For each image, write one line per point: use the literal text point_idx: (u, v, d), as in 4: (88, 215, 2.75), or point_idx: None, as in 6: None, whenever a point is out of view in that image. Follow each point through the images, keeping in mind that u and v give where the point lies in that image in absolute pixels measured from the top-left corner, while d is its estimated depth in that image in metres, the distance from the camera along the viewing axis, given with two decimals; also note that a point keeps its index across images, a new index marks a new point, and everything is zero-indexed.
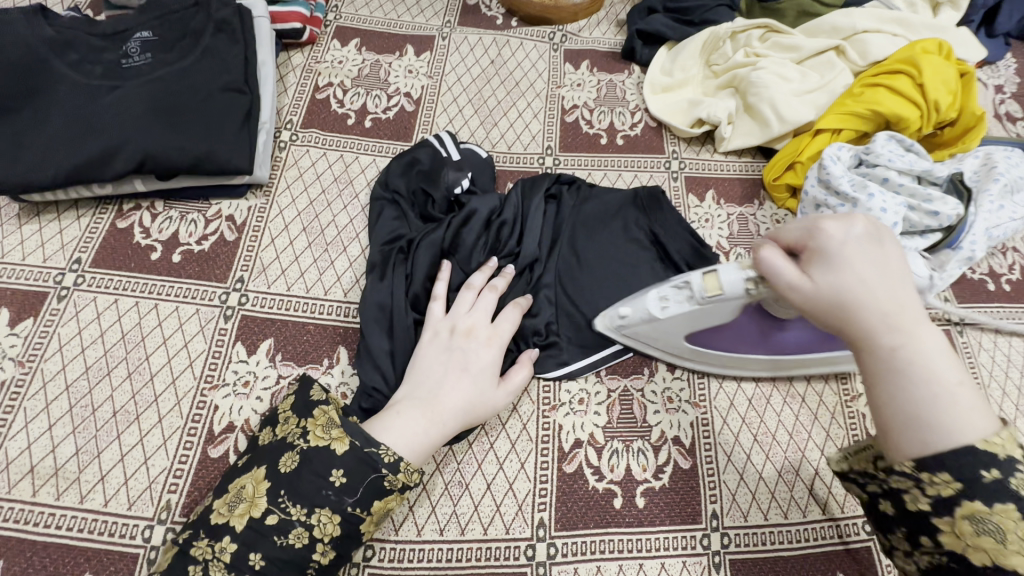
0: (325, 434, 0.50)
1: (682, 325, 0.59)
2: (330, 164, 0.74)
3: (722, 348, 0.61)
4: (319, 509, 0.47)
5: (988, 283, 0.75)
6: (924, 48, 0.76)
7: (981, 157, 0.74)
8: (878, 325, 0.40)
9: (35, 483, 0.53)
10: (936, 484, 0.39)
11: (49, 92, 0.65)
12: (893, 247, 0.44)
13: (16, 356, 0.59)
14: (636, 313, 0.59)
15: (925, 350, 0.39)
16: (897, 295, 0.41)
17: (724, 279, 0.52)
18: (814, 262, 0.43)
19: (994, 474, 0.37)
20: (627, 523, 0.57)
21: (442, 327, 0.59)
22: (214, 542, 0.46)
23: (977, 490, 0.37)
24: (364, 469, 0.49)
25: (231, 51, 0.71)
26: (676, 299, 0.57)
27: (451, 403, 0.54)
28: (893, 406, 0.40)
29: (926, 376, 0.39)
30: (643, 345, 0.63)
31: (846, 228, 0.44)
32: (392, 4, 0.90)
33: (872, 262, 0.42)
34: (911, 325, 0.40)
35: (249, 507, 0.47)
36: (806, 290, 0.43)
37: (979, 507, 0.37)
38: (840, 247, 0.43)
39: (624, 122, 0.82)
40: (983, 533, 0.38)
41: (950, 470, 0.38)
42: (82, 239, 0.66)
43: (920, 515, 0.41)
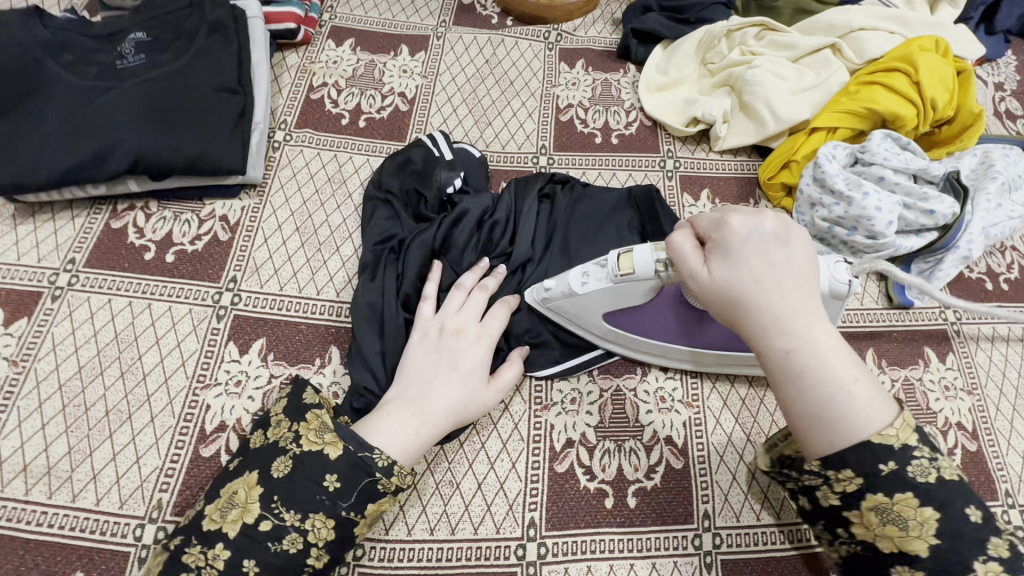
0: (319, 439, 0.49)
1: (602, 304, 0.58)
2: (323, 164, 0.74)
3: (644, 333, 0.61)
4: (313, 514, 0.47)
5: (985, 282, 0.74)
6: (921, 45, 0.76)
7: (980, 156, 0.73)
8: (772, 327, 0.41)
9: (28, 482, 0.54)
10: (841, 480, 0.41)
11: (44, 93, 0.66)
12: (799, 245, 0.44)
13: (9, 355, 0.59)
14: (559, 287, 0.59)
15: (819, 352, 0.40)
16: (791, 297, 0.42)
17: (638, 258, 0.53)
18: (716, 261, 0.44)
19: (891, 466, 0.40)
20: (618, 523, 0.57)
21: (431, 327, 0.59)
22: (207, 549, 0.46)
23: (878, 483, 0.40)
24: (359, 473, 0.49)
25: (224, 52, 0.71)
26: (596, 276, 0.57)
27: (440, 404, 0.54)
28: (793, 404, 0.41)
29: (820, 377, 0.40)
30: (567, 322, 0.63)
31: (751, 227, 0.44)
32: (387, 4, 0.90)
33: (771, 261, 0.43)
34: (806, 326, 0.41)
35: (241, 513, 0.47)
36: (707, 289, 0.44)
37: (882, 499, 0.40)
38: (740, 246, 0.44)
39: (619, 121, 0.82)
40: (887, 523, 0.40)
41: (851, 466, 0.40)
42: (77, 239, 0.66)
43: (833, 510, 0.43)
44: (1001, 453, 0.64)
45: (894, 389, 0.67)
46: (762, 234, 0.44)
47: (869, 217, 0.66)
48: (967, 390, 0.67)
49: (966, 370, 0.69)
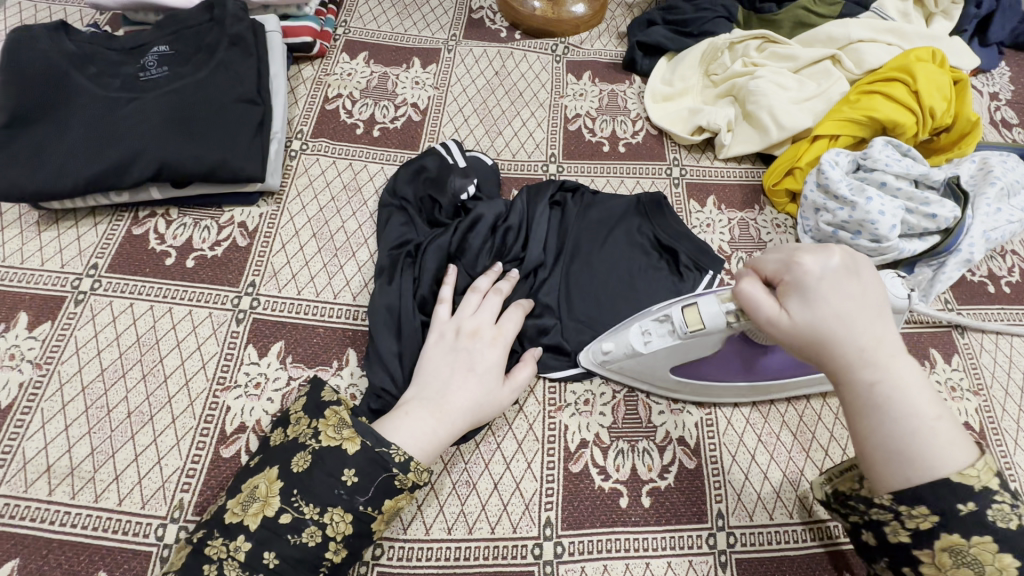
0: (337, 435, 0.50)
1: (667, 358, 0.58)
2: (339, 172, 0.76)
3: (705, 379, 0.61)
4: (331, 508, 0.48)
5: (987, 285, 0.76)
6: (918, 56, 0.78)
7: (978, 162, 0.76)
8: (856, 361, 0.42)
9: (51, 483, 0.54)
10: (914, 517, 0.41)
11: (70, 103, 0.67)
12: (868, 276, 0.45)
13: (33, 358, 0.60)
14: (617, 351, 0.60)
15: (902, 385, 0.41)
16: (874, 329, 0.42)
17: (706, 314, 0.52)
18: (792, 298, 0.44)
19: (971, 507, 0.40)
20: (633, 522, 0.58)
21: (448, 328, 0.60)
22: (228, 541, 0.47)
23: (954, 523, 0.40)
24: (376, 467, 0.50)
25: (244, 64, 0.73)
26: (658, 333, 0.57)
27: (458, 402, 0.55)
28: (874, 438, 0.42)
29: (902, 410, 0.41)
30: (626, 378, 0.63)
31: (824, 261, 0.45)
32: (400, 19, 0.93)
33: (849, 294, 0.43)
34: (887, 359, 0.42)
35: (262, 507, 0.48)
36: (786, 324, 0.44)
37: (959, 540, 0.40)
38: (818, 282, 0.44)
39: (626, 131, 0.84)
40: (962, 565, 0.40)
41: (928, 503, 0.41)
42: (99, 245, 0.68)
43: (901, 546, 0.43)
44: (1008, 452, 0.65)
45: None
46: (836, 268, 0.44)
47: (872, 221, 0.67)
48: (973, 391, 0.68)
49: (972, 371, 0.70)
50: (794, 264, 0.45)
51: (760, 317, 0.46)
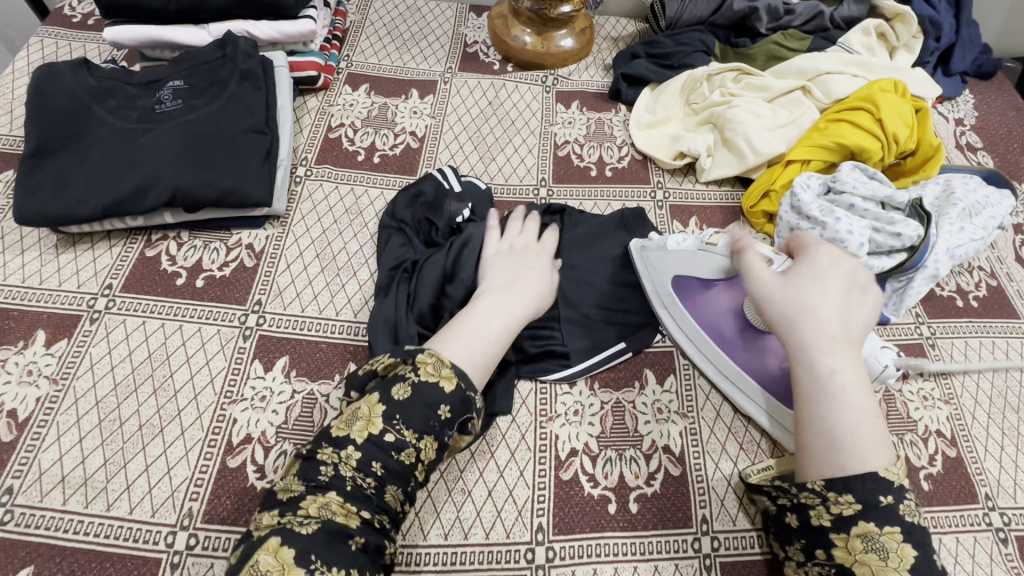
0: (435, 371, 0.53)
1: (679, 265, 0.69)
2: (341, 197, 0.81)
3: (699, 318, 0.69)
4: (427, 436, 0.51)
5: (956, 299, 0.80)
6: (881, 87, 0.84)
7: (942, 184, 0.81)
8: (820, 348, 0.52)
9: (65, 493, 0.57)
10: (840, 504, 0.48)
11: (90, 134, 0.72)
12: (870, 297, 0.55)
13: (50, 373, 0.63)
14: (655, 240, 0.71)
15: (849, 381, 0.51)
16: (844, 333, 0.52)
17: (727, 238, 0.66)
18: (792, 274, 0.56)
19: (888, 500, 0.47)
20: (621, 527, 0.60)
21: (502, 244, 0.70)
22: (338, 451, 0.50)
23: (873, 512, 0.47)
24: (467, 406, 0.53)
25: (254, 97, 0.78)
26: (688, 241, 0.69)
27: (529, 291, 0.65)
28: (807, 414, 0.51)
29: (840, 400, 0.50)
30: (641, 273, 0.73)
31: (837, 265, 0.56)
32: (399, 53, 0.99)
33: (839, 290, 0.54)
34: (845, 357, 0.52)
35: (366, 425, 0.51)
36: (778, 294, 0.56)
37: (872, 527, 0.47)
38: (818, 269, 0.56)
39: (612, 156, 0.89)
40: (870, 550, 0.46)
41: (853, 493, 0.48)
42: (114, 266, 0.72)
43: (821, 530, 0.49)
44: (979, 458, 0.68)
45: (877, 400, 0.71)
46: (841, 270, 0.56)
47: (842, 239, 0.72)
48: (944, 400, 0.72)
49: (942, 381, 0.73)
50: (807, 251, 0.58)
51: (759, 274, 0.58)
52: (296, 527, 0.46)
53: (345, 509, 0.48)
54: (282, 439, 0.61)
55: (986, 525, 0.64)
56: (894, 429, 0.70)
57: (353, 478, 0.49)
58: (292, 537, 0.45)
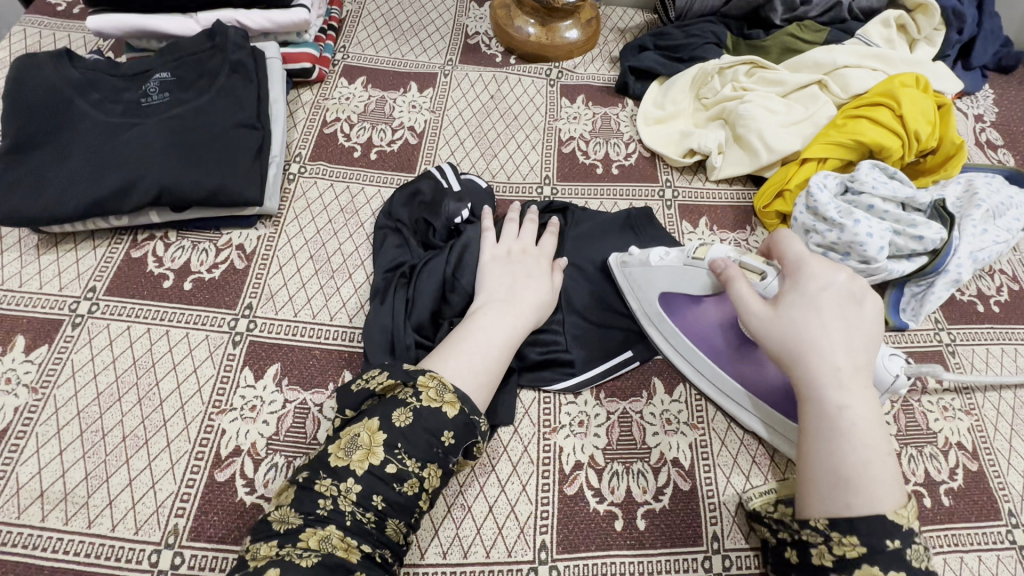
0: (438, 397, 0.50)
1: (666, 280, 0.63)
2: (337, 195, 0.77)
3: (690, 334, 0.64)
4: (430, 464, 0.49)
5: (977, 304, 0.77)
6: (901, 82, 0.80)
7: (964, 184, 0.78)
8: (827, 380, 0.48)
9: (44, 508, 0.54)
10: (842, 544, 0.45)
11: (71, 129, 0.69)
12: (871, 309, 0.51)
13: (30, 382, 0.61)
14: (637, 255, 0.66)
15: (859, 415, 0.47)
16: (850, 357, 0.48)
17: (713, 252, 0.60)
18: (784, 300, 0.53)
19: (896, 544, 0.44)
20: (628, 545, 0.58)
21: (498, 250, 0.67)
22: (338, 482, 0.47)
23: (878, 556, 0.43)
24: (471, 431, 0.51)
25: (244, 90, 0.75)
26: (673, 253, 0.64)
27: (530, 303, 0.62)
28: (814, 450, 0.47)
29: (850, 435, 0.46)
30: (625, 291, 0.68)
31: (833, 282, 0.52)
32: (397, 44, 0.95)
33: (839, 312, 0.50)
34: (854, 388, 0.47)
35: (367, 454, 0.48)
36: (772, 323, 0.52)
37: (877, 572, 0.43)
38: (812, 290, 0.51)
39: (619, 153, 0.85)
40: None
41: (857, 534, 0.44)
42: (97, 268, 0.69)
43: (821, 569, 0.46)
44: (1002, 473, 0.65)
45: (895, 411, 0.68)
46: (836, 287, 0.52)
47: (861, 242, 0.68)
48: (965, 410, 0.69)
49: (963, 391, 0.70)
50: (801, 270, 0.53)
51: (750, 299, 0.54)
52: (296, 561, 0.43)
53: (346, 543, 0.45)
54: (273, 452, 0.58)
55: (1010, 544, 0.61)
56: (913, 441, 0.66)
57: (352, 513, 0.47)
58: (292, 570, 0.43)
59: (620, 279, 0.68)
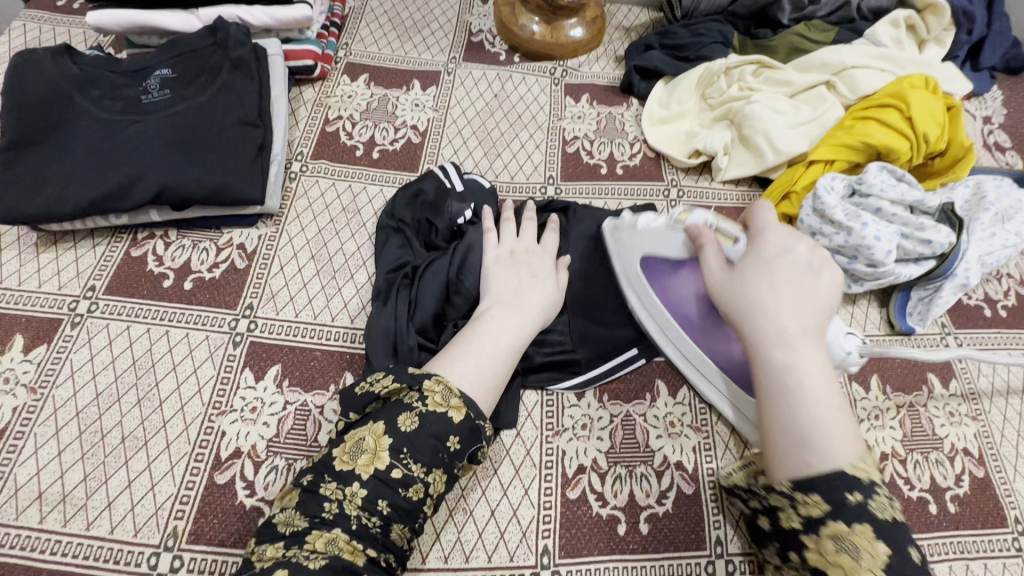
0: (444, 401, 0.50)
1: (649, 241, 0.64)
2: (338, 194, 0.77)
3: (666, 301, 0.64)
4: (435, 469, 0.48)
5: (984, 309, 0.76)
6: (910, 83, 0.80)
7: (972, 186, 0.76)
8: (776, 340, 0.49)
9: (42, 510, 0.54)
10: (807, 503, 0.43)
11: (70, 126, 0.68)
12: (826, 277, 0.52)
13: (28, 382, 0.60)
14: (627, 219, 0.67)
15: (809, 373, 0.47)
16: (799, 319, 0.49)
17: (695, 216, 0.62)
18: (741, 266, 0.55)
19: (857, 497, 0.42)
20: (631, 550, 0.57)
21: (500, 251, 0.66)
22: (343, 487, 0.47)
23: (842, 512, 0.42)
24: (477, 436, 0.50)
25: (245, 87, 0.74)
26: (659, 219, 0.65)
27: (537, 304, 0.61)
28: (768, 411, 0.47)
29: (801, 393, 0.46)
30: (612, 256, 0.68)
31: (789, 250, 0.54)
32: (400, 41, 0.94)
33: (790, 277, 0.52)
34: (803, 348, 0.48)
35: (372, 458, 0.48)
36: (727, 290, 0.54)
37: (842, 527, 0.42)
38: (768, 258, 0.54)
39: (624, 153, 0.85)
40: (842, 551, 0.41)
41: (819, 491, 0.43)
42: (97, 267, 0.68)
43: (791, 532, 0.44)
44: (1008, 479, 0.64)
45: (900, 416, 0.67)
46: (793, 256, 0.53)
47: (869, 246, 0.68)
48: (971, 416, 0.68)
49: (970, 396, 0.69)
50: (759, 237, 0.56)
51: (712, 263, 0.57)
52: (303, 563, 0.43)
53: (352, 546, 0.45)
54: (273, 454, 0.57)
55: (1016, 551, 0.61)
56: (919, 447, 0.66)
57: (357, 517, 0.46)
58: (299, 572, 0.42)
59: (607, 243, 0.69)
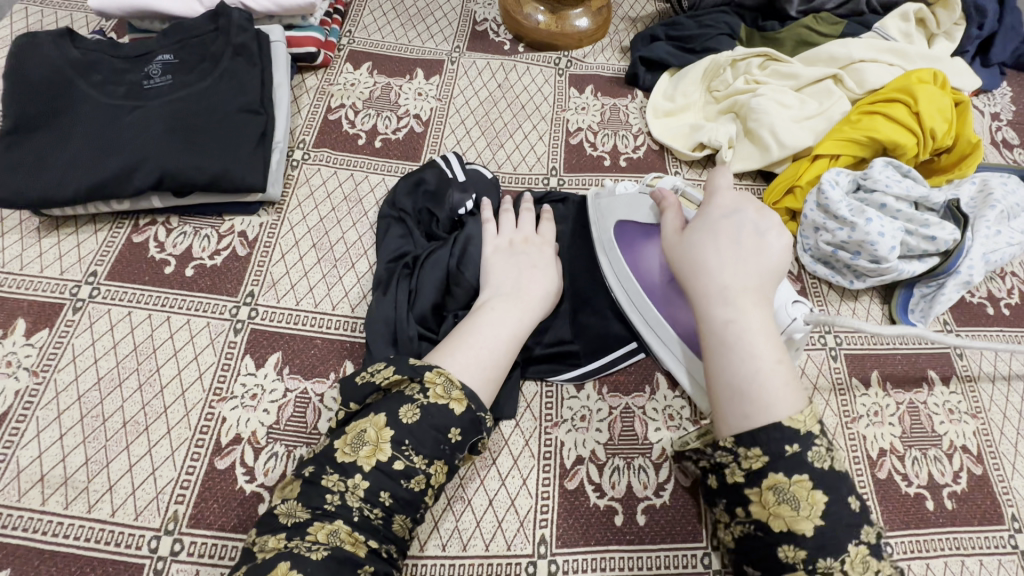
0: (445, 393, 0.50)
1: (624, 203, 0.67)
2: (340, 183, 0.76)
3: (632, 263, 0.64)
4: (437, 461, 0.49)
5: (986, 307, 0.75)
6: (918, 78, 0.79)
7: (978, 184, 0.75)
8: (717, 298, 0.49)
9: (44, 492, 0.54)
10: (748, 457, 0.44)
11: (71, 111, 0.68)
12: (773, 237, 0.53)
13: (31, 365, 0.60)
14: (608, 187, 0.70)
15: (747, 328, 0.47)
16: (741, 277, 0.50)
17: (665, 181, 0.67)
18: (689, 230, 0.56)
19: (795, 449, 0.43)
20: (628, 541, 0.57)
21: (500, 242, 0.66)
22: (345, 479, 0.47)
23: (780, 462, 0.43)
24: (477, 427, 0.50)
25: (248, 73, 0.74)
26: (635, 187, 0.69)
27: (537, 295, 0.61)
28: (710, 368, 0.48)
29: (739, 347, 0.47)
30: (590, 220, 0.69)
31: (734, 214, 0.55)
32: (404, 30, 0.93)
33: (734, 236, 0.53)
34: (743, 303, 0.49)
35: (374, 450, 0.48)
36: (676, 255, 0.56)
37: (782, 478, 0.42)
38: (714, 219, 0.55)
39: (627, 145, 0.84)
40: (783, 501, 0.42)
41: (760, 444, 0.43)
42: (99, 252, 0.68)
43: (736, 487, 0.44)
44: (1006, 477, 0.64)
45: (899, 413, 0.67)
46: (740, 218, 0.54)
47: (872, 242, 0.67)
48: (971, 413, 0.68)
49: (970, 394, 0.69)
50: (710, 200, 0.58)
51: (669, 225, 0.59)
52: (305, 554, 0.44)
53: (353, 538, 0.46)
54: (273, 441, 0.58)
55: (1012, 548, 0.61)
56: (917, 443, 0.65)
57: (359, 509, 0.46)
58: (301, 562, 0.43)
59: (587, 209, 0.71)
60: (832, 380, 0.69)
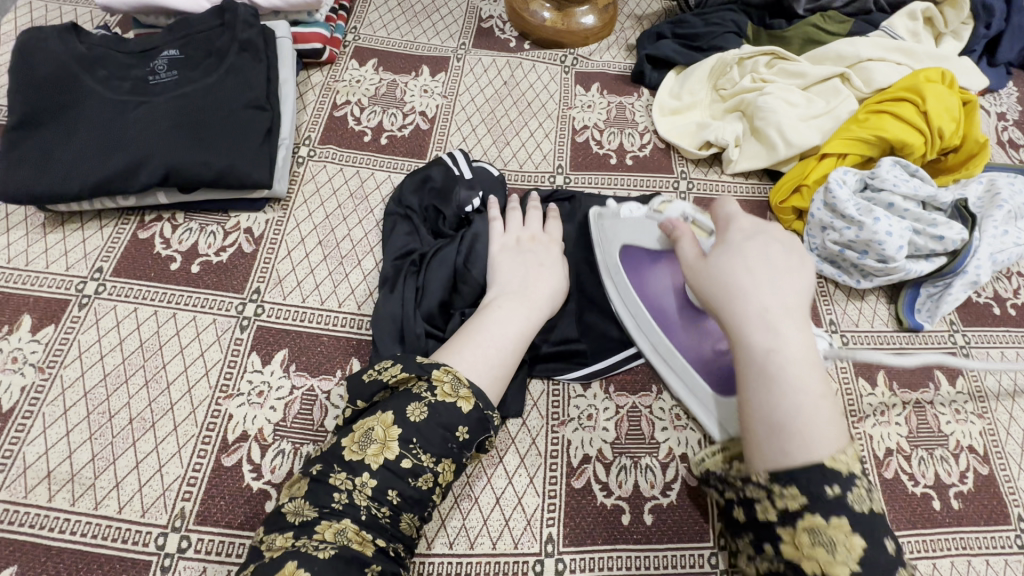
0: (453, 391, 0.49)
1: (630, 230, 0.65)
2: (346, 180, 0.76)
3: (642, 292, 0.63)
4: (444, 459, 0.49)
5: (993, 307, 0.75)
6: (926, 76, 0.79)
7: (985, 183, 0.75)
8: (756, 325, 0.47)
9: (51, 488, 0.54)
10: (784, 497, 0.42)
11: (77, 107, 0.67)
12: (802, 263, 0.52)
13: (37, 362, 0.60)
14: (611, 208, 0.69)
15: (789, 358, 0.45)
16: (778, 304, 0.48)
17: (672, 206, 0.66)
18: (716, 252, 0.55)
19: (836, 491, 0.41)
20: (635, 540, 0.57)
21: (507, 239, 0.66)
22: (353, 477, 0.47)
23: (819, 504, 0.41)
24: (485, 426, 0.50)
25: (254, 69, 0.73)
26: (640, 210, 0.68)
27: (544, 293, 0.61)
28: (749, 399, 0.46)
29: (781, 379, 0.45)
30: (595, 243, 0.68)
31: (762, 237, 0.54)
32: (409, 26, 0.93)
33: (765, 261, 0.51)
34: (783, 331, 0.47)
35: (382, 448, 0.48)
36: (703, 277, 0.54)
37: (819, 520, 0.41)
38: (742, 243, 0.54)
39: (634, 143, 0.84)
40: (817, 543, 0.40)
41: (798, 484, 0.42)
42: (105, 248, 0.68)
43: (768, 525, 0.43)
44: (1013, 477, 0.64)
45: (906, 413, 0.67)
46: (769, 242, 0.53)
47: (880, 241, 0.67)
48: (978, 414, 0.68)
49: (977, 394, 0.69)
50: (731, 226, 0.57)
51: (687, 253, 0.57)
52: (312, 553, 0.43)
53: (361, 536, 0.45)
54: (280, 438, 0.58)
55: (1018, 548, 0.61)
56: (924, 444, 0.65)
57: (367, 507, 0.46)
58: (308, 561, 0.43)
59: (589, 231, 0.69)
60: (838, 380, 0.69)
